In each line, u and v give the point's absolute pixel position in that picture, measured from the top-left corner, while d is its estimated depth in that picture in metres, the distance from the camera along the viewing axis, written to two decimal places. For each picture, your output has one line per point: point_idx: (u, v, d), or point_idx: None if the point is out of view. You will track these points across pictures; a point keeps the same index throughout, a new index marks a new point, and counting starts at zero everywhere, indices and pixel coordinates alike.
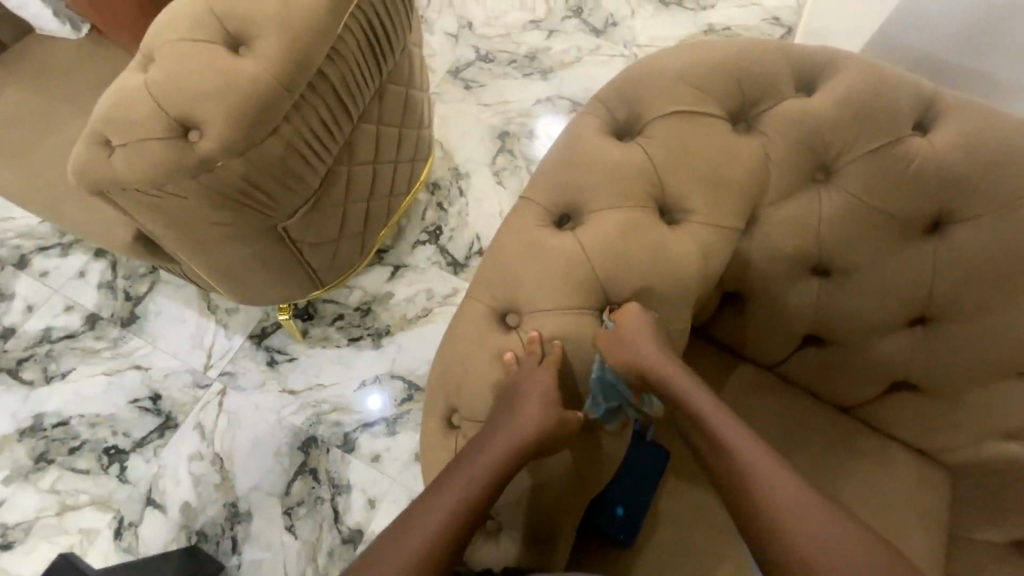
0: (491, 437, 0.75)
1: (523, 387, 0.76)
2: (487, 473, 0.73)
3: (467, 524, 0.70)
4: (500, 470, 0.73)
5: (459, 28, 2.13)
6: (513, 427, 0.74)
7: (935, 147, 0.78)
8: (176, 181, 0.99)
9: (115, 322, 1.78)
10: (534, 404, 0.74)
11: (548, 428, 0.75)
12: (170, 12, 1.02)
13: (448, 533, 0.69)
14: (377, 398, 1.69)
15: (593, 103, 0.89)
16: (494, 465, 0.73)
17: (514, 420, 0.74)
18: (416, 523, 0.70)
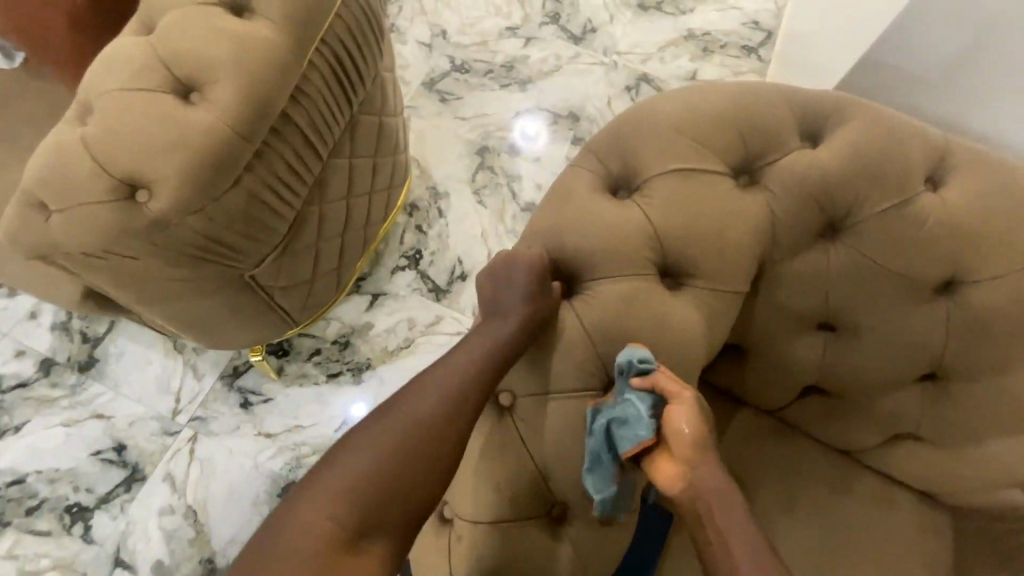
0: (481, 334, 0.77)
1: (516, 270, 0.77)
2: (474, 366, 0.75)
3: (465, 395, 0.75)
4: (497, 349, 0.76)
5: (433, 37, 2.03)
6: (507, 305, 0.76)
7: (947, 203, 0.75)
8: (126, 244, 0.90)
9: (72, 367, 1.66)
10: (525, 283, 0.75)
11: (539, 303, 0.76)
12: (112, 55, 0.92)
13: (447, 401, 0.74)
14: (361, 406, 1.63)
15: (586, 154, 0.83)
16: (491, 342, 0.76)
17: (501, 324, 0.76)
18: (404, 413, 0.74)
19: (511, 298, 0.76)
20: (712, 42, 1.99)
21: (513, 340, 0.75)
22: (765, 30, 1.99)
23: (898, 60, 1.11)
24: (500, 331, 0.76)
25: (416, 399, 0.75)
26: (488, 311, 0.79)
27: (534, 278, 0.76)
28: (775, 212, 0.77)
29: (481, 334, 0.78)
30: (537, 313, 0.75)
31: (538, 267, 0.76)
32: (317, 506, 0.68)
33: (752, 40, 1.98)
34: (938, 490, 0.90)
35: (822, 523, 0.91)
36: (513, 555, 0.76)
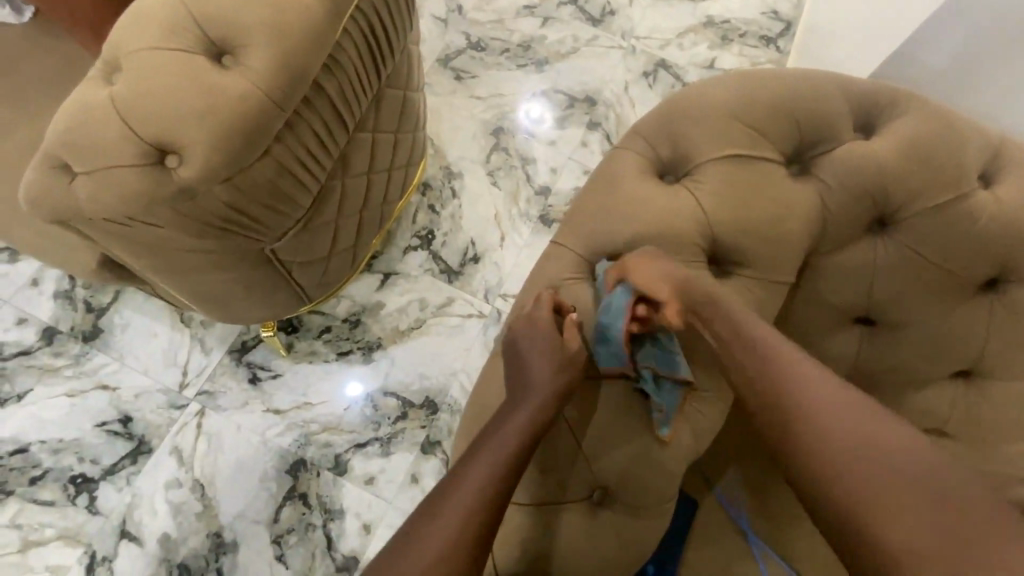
0: (518, 403, 0.74)
1: (537, 337, 0.76)
2: (518, 434, 0.71)
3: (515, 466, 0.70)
4: (537, 415, 0.72)
5: (449, 12, 1.97)
6: (538, 367, 0.74)
7: (998, 201, 0.75)
8: (152, 211, 0.87)
9: (75, 337, 1.62)
10: (549, 346, 0.75)
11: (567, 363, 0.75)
12: (138, 13, 0.88)
13: (498, 477, 0.68)
14: (355, 385, 1.62)
15: (632, 138, 0.82)
16: (532, 409, 0.72)
17: (531, 389, 0.73)
18: (444, 510, 0.66)
19: (534, 365, 0.75)
20: (731, 30, 1.96)
21: (545, 402, 0.72)
22: (785, 20, 1.96)
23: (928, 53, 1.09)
24: (530, 397, 0.73)
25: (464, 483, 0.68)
26: (511, 382, 0.77)
27: (554, 337, 0.75)
28: (825, 204, 0.76)
29: (514, 402, 0.75)
30: (565, 371, 0.74)
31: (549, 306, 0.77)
32: None
33: (771, 31, 1.95)
34: None
35: None
36: (550, 530, 0.77)
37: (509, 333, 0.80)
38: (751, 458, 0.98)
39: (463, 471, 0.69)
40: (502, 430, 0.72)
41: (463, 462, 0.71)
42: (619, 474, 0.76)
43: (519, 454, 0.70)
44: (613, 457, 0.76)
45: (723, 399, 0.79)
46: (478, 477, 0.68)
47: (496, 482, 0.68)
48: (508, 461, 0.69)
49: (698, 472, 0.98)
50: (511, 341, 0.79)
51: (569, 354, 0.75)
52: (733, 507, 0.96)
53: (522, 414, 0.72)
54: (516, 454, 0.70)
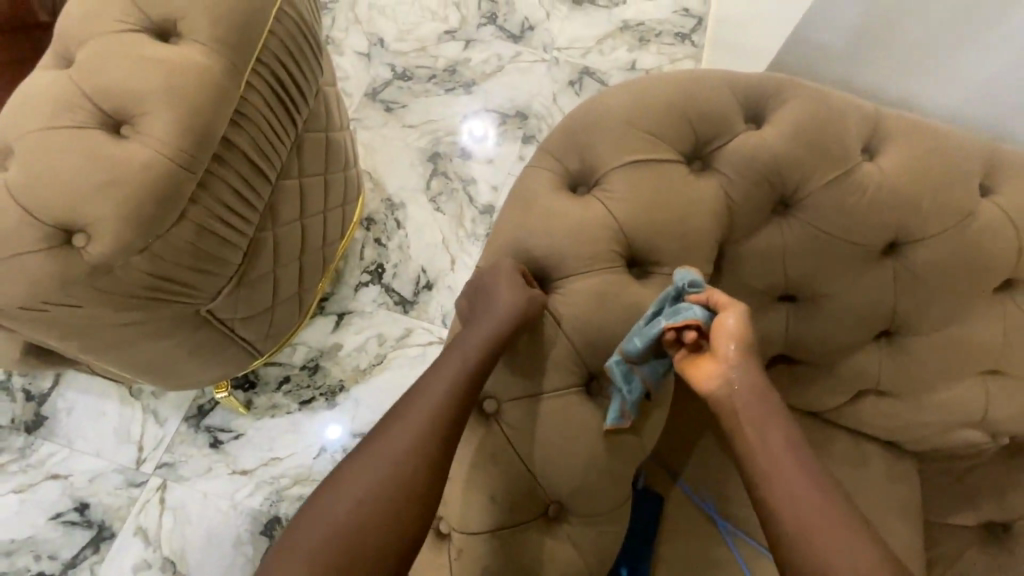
0: (480, 320, 0.76)
1: (495, 271, 0.77)
2: (478, 351, 0.75)
3: (473, 380, 0.74)
4: (496, 335, 0.74)
5: (371, 46, 1.99)
6: (496, 289, 0.76)
7: (883, 171, 0.80)
8: (68, 292, 0.85)
9: (18, 429, 1.54)
10: (508, 280, 0.76)
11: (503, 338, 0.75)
12: (28, 95, 0.85)
13: (458, 388, 0.74)
14: (336, 427, 1.59)
15: (543, 156, 0.84)
16: (490, 328, 0.75)
17: (489, 310, 0.75)
18: (412, 412, 0.73)
19: (495, 290, 0.75)
20: (647, 32, 2.03)
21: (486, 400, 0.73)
22: (696, 16, 2.04)
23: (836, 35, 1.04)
24: (490, 319, 0.75)
25: (430, 391, 0.74)
26: (474, 304, 0.79)
27: (493, 296, 0.75)
28: (729, 195, 0.80)
29: (476, 322, 0.77)
30: (498, 335, 0.74)
31: (514, 274, 0.77)
32: (351, 505, 0.69)
33: (684, 27, 2.03)
34: (902, 441, 0.95)
35: None
36: (511, 555, 0.78)
37: (476, 277, 0.80)
38: (710, 445, 1.00)
39: (431, 381, 0.75)
40: (466, 345, 0.76)
41: (400, 414, 0.74)
42: (574, 489, 0.78)
43: (481, 368, 0.75)
44: (564, 472, 0.77)
45: (666, 392, 0.81)
46: (443, 387, 0.74)
47: (457, 396, 0.74)
48: (441, 418, 0.73)
49: (661, 468, 1.00)
50: (475, 289, 0.79)
51: (503, 316, 0.74)
52: (699, 495, 0.98)
53: (482, 333, 0.75)
54: (448, 413, 0.73)
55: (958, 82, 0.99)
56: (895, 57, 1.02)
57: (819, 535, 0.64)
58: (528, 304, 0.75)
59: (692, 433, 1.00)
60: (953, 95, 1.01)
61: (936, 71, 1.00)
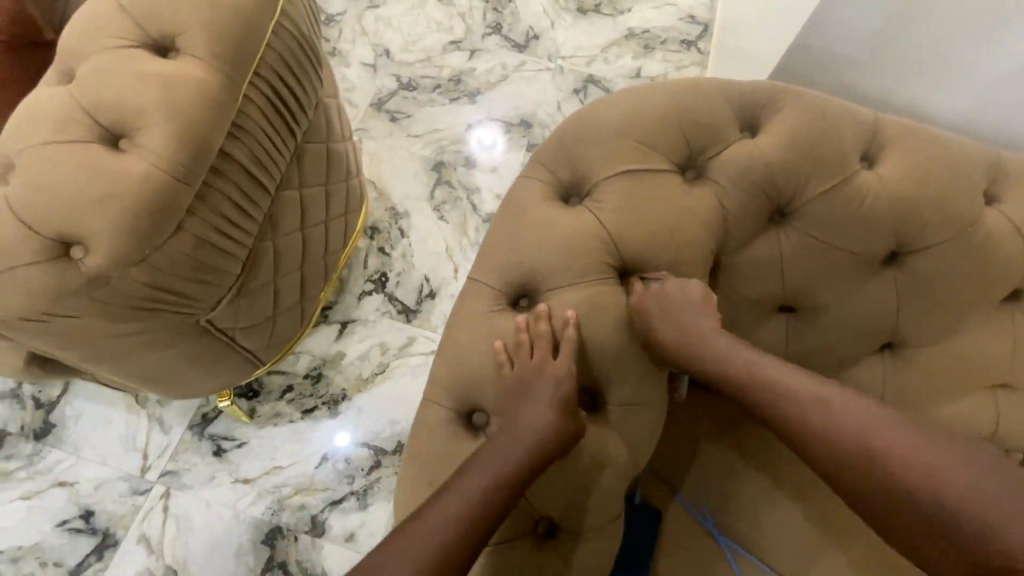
0: (534, 410, 0.72)
1: (543, 363, 0.74)
2: (529, 444, 0.71)
3: (520, 475, 0.71)
4: (548, 433, 0.71)
5: (376, 57, 2.01)
6: (552, 386, 0.73)
7: (882, 179, 0.78)
8: (68, 303, 0.86)
9: (26, 436, 1.56)
10: (557, 376, 0.73)
11: (553, 433, 0.72)
12: (31, 111, 0.87)
13: (503, 482, 0.70)
14: (343, 435, 1.59)
15: (536, 167, 0.84)
16: (543, 424, 0.71)
17: (543, 404, 0.72)
18: (450, 499, 0.69)
19: (547, 384, 0.73)
20: (652, 39, 2.02)
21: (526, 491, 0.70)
22: (701, 23, 2.03)
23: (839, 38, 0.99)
24: (545, 414, 0.72)
25: (472, 479, 0.70)
26: (520, 390, 0.74)
27: (533, 405, 0.72)
28: (724, 204, 0.78)
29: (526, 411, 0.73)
30: (534, 453, 0.71)
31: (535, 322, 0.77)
32: None
33: (690, 34, 2.02)
34: None
35: (802, 500, 0.94)
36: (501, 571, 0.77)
37: (515, 374, 0.75)
38: (710, 459, 0.98)
39: (473, 467, 0.71)
40: (515, 435, 0.72)
41: (430, 506, 0.69)
42: (566, 502, 0.77)
43: (529, 463, 0.71)
44: (555, 485, 0.76)
45: (659, 405, 0.80)
46: (487, 476, 0.70)
47: (501, 487, 0.70)
48: (477, 514, 0.68)
49: (660, 483, 0.98)
50: (511, 389, 0.75)
51: (541, 433, 0.71)
52: (698, 509, 0.96)
53: (533, 426, 0.72)
54: (488, 505, 0.69)
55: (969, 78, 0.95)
56: (896, 66, 1.00)
57: (939, 480, 0.65)
58: (567, 424, 0.72)
59: (691, 446, 0.99)
60: (964, 93, 0.97)
61: (941, 79, 0.98)
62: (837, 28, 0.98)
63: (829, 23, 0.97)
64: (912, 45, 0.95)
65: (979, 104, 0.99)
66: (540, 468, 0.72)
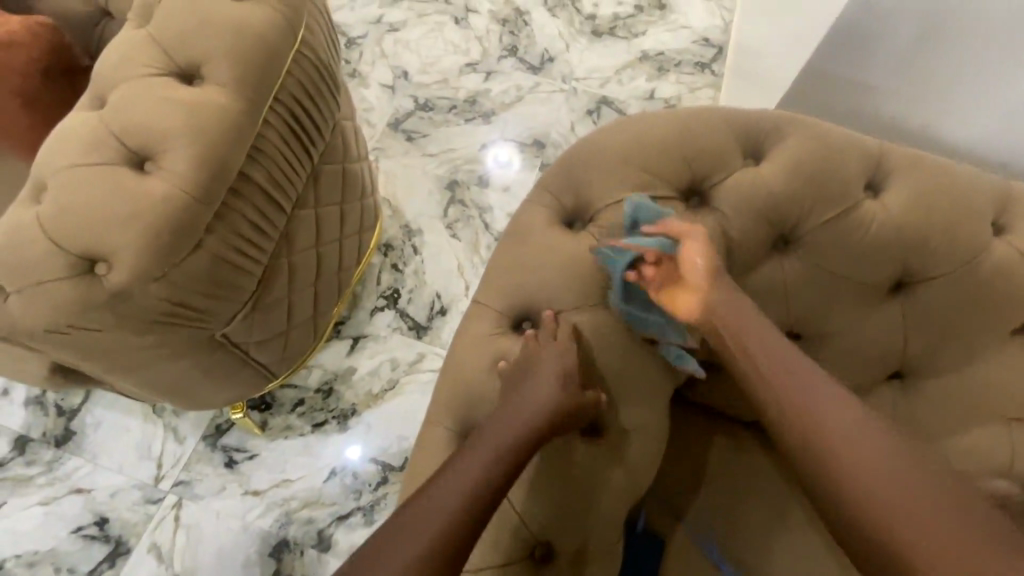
0: (532, 388, 0.74)
1: (541, 352, 0.76)
2: (529, 421, 0.73)
3: (522, 450, 0.72)
4: (548, 410, 0.73)
5: (395, 78, 2.06)
6: (549, 363, 0.75)
7: (887, 209, 0.78)
8: (90, 316, 0.90)
9: (47, 443, 1.61)
10: (555, 362, 0.74)
11: (554, 410, 0.73)
12: (64, 134, 0.92)
13: (505, 457, 0.71)
14: (356, 448, 1.61)
15: (542, 191, 0.86)
16: (542, 401, 0.73)
17: (541, 382, 0.74)
18: (454, 475, 0.69)
19: (546, 363, 0.74)
20: (667, 62, 2.05)
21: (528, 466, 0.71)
22: (715, 46, 2.06)
23: (858, 47, 0.98)
24: (544, 391, 0.73)
25: (475, 456, 0.71)
26: (518, 373, 0.76)
27: (536, 383, 0.74)
28: (726, 231, 0.79)
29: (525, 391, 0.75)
30: (534, 430, 0.72)
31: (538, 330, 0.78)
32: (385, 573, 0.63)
33: (704, 57, 2.04)
34: None
35: (807, 530, 0.93)
36: None
37: (516, 371, 0.77)
38: (715, 486, 0.97)
39: (475, 445, 0.72)
40: (516, 413, 0.73)
41: (434, 482, 0.70)
42: (565, 528, 0.77)
43: (530, 438, 0.72)
44: (554, 509, 0.77)
45: (659, 429, 0.80)
46: (490, 453, 0.71)
47: (504, 464, 0.70)
48: (483, 489, 0.69)
49: (664, 510, 0.97)
50: (510, 376, 0.77)
51: (540, 411, 0.72)
52: (703, 538, 0.95)
53: (534, 402, 0.73)
54: (492, 480, 0.69)
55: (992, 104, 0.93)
56: (914, 82, 0.99)
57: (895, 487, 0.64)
58: (569, 401, 0.74)
59: (695, 473, 0.98)
60: (983, 115, 0.96)
61: (959, 100, 0.96)
62: (856, 39, 0.97)
63: (853, 31, 0.96)
64: (935, 59, 0.93)
65: (998, 127, 0.97)
66: (540, 445, 0.73)
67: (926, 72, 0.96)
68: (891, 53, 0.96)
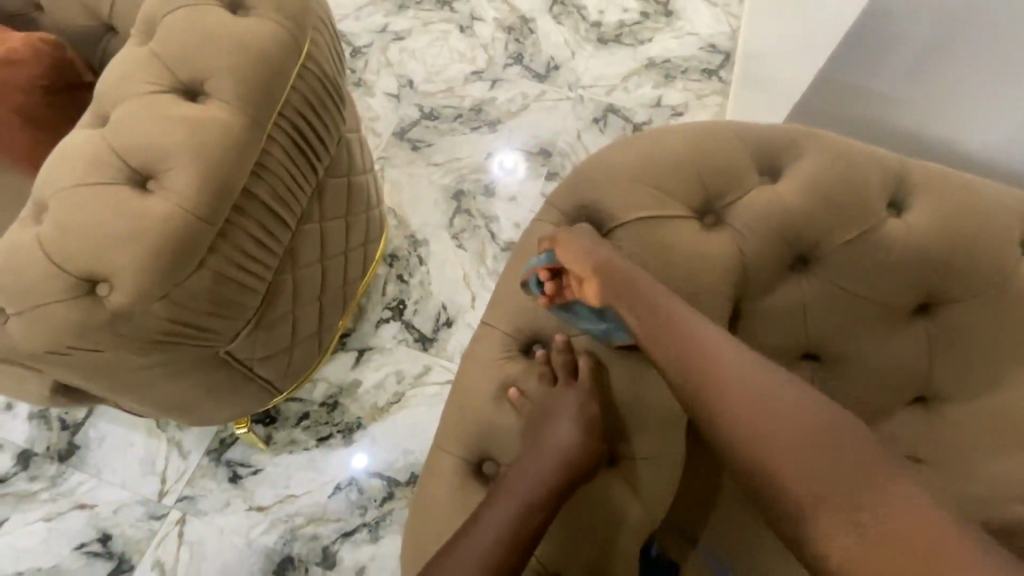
0: (558, 427, 0.72)
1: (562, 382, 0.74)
2: (557, 462, 0.70)
3: (551, 493, 0.69)
4: (576, 449, 0.70)
5: (400, 87, 2.05)
6: (574, 400, 0.73)
7: (910, 227, 0.75)
8: (92, 338, 0.88)
9: (51, 457, 1.60)
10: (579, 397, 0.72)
11: (582, 449, 0.71)
12: (66, 152, 0.91)
13: (534, 501, 0.68)
14: (363, 457, 1.59)
15: (551, 209, 0.84)
16: (569, 441, 0.70)
17: (566, 421, 0.72)
18: (483, 524, 0.68)
19: (573, 401, 0.73)
20: (674, 68, 2.03)
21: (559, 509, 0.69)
22: (723, 52, 2.03)
23: (874, 55, 0.94)
24: (569, 431, 0.71)
25: (503, 501, 0.69)
26: (539, 406, 0.74)
27: (558, 423, 0.72)
28: (743, 250, 0.76)
29: (550, 429, 0.72)
30: (561, 470, 0.70)
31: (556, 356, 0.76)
32: None
33: (711, 63, 2.02)
34: None
35: None
36: None
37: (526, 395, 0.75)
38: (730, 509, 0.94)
39: (503, 490, 0.70)
40: (542, 453, 0.71)
41: (463, 531, 0.69)
42: (578, 559, 0.75)
43: (559, 480, 0.70)
44: (565, 535, 0.75)
45: (675, 456, 0.77)
46: (518, 498, 0.69)
47: (533, 508, 0.68)
48: (512, 536, 0.67)
49: (677, 535, 0.94)
50: (530, 413, 0.75)
51: (566, 449, 0.70)
52: (718, 564, 0.92)
53: (559, 443, 0.71)
54: (522, 527, 0.67)
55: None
56: (934, 94, 0.96)
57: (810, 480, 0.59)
58: (593, 440, 0.71)
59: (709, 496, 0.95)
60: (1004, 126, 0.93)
61: (982, 111, 0.93)
62: (873, 50, 0.94)
63: (868, 41, 0.93)
64: (954, 72, 0.90)
65: (1021, 138, 0.94)
66: (569, 486, 0.70)
67: (946, 83, 0.93)
68: (908, 65, 0.93)
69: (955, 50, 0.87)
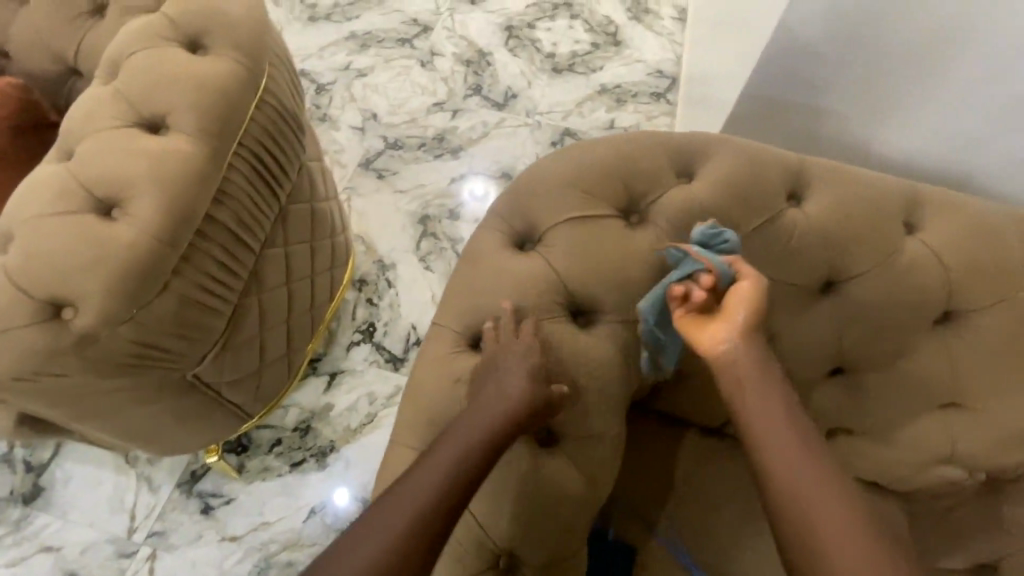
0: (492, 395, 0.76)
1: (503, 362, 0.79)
2: (487, 426, 0.74)
3: (482, 455, 0.73)
4: (507, 415, 0.74)
5: (364, 120, 2.14)
6: (509, 374, 0.77)
7: (809, 216, 0.85)
8: (56, 362, 0.91)
9: (15, 501, 1.57)
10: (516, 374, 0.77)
11: (513, 414, 0.75)
12: (33, 187, 0.96)
13: (464, 462, 0.72)
14: (343, 492, 1.59)
15: (495, 216, 0.91)
16: (501, 407, 0.75)
17: (500, 391, 0.76)
18: (414, 482, 0.71)
19: (508, 375, 0.77)
20: (624, 93, 2.17)
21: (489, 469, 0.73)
22: (669, 77, 2.19)
23: (786, 75, 1.03)
24: (502, 398, 0.75)
25: (436, 461, 0.73)
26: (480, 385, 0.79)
27: (494, 398, 0.75)
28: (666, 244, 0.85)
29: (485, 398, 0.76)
30: (493, 435, 0.74)
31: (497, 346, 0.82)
32: None
33: (659, 87, 2.17)
34: (885, 481, 0.92)
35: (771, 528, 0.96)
36: None
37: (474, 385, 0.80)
38: (682, 491, 0.99)
39: (436, 451, 0.74)
40: (476, 418, 0.75)
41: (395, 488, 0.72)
42: (531, 540, 0.80)
43: (490, 443, 0.74)
44: (520, 520, 0.79)
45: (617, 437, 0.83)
46: (449, 458, 0.72)
47: (463, 467, 0.72)
48: (441, 494, 0.70)
49: (635, 519, 0.99)
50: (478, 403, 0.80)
51: (498, 416, 0.74)
52: (673, 544, 0.98)
53: (491, 409, 0.75)
54: (450, 486, 0.71)
55: (925, 105, 0.98)
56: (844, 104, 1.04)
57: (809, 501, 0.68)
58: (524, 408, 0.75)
59: (663, 481, 1.00)
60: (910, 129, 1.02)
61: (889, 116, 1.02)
62: (786, 71, 1.02)
63: (780, 63, 1.01)
64: (858, 83, 0.99)
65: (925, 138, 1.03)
66: (500, 447, 0.74)
67: (853, 95, 1.01)
68: (819, 83, 1.02)
69: (857, 65, 0.96)
